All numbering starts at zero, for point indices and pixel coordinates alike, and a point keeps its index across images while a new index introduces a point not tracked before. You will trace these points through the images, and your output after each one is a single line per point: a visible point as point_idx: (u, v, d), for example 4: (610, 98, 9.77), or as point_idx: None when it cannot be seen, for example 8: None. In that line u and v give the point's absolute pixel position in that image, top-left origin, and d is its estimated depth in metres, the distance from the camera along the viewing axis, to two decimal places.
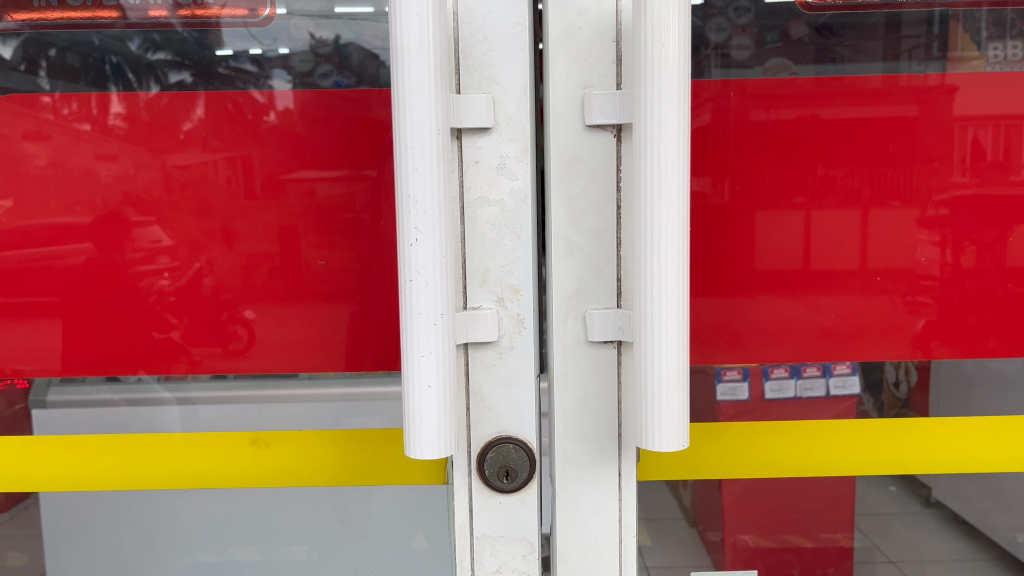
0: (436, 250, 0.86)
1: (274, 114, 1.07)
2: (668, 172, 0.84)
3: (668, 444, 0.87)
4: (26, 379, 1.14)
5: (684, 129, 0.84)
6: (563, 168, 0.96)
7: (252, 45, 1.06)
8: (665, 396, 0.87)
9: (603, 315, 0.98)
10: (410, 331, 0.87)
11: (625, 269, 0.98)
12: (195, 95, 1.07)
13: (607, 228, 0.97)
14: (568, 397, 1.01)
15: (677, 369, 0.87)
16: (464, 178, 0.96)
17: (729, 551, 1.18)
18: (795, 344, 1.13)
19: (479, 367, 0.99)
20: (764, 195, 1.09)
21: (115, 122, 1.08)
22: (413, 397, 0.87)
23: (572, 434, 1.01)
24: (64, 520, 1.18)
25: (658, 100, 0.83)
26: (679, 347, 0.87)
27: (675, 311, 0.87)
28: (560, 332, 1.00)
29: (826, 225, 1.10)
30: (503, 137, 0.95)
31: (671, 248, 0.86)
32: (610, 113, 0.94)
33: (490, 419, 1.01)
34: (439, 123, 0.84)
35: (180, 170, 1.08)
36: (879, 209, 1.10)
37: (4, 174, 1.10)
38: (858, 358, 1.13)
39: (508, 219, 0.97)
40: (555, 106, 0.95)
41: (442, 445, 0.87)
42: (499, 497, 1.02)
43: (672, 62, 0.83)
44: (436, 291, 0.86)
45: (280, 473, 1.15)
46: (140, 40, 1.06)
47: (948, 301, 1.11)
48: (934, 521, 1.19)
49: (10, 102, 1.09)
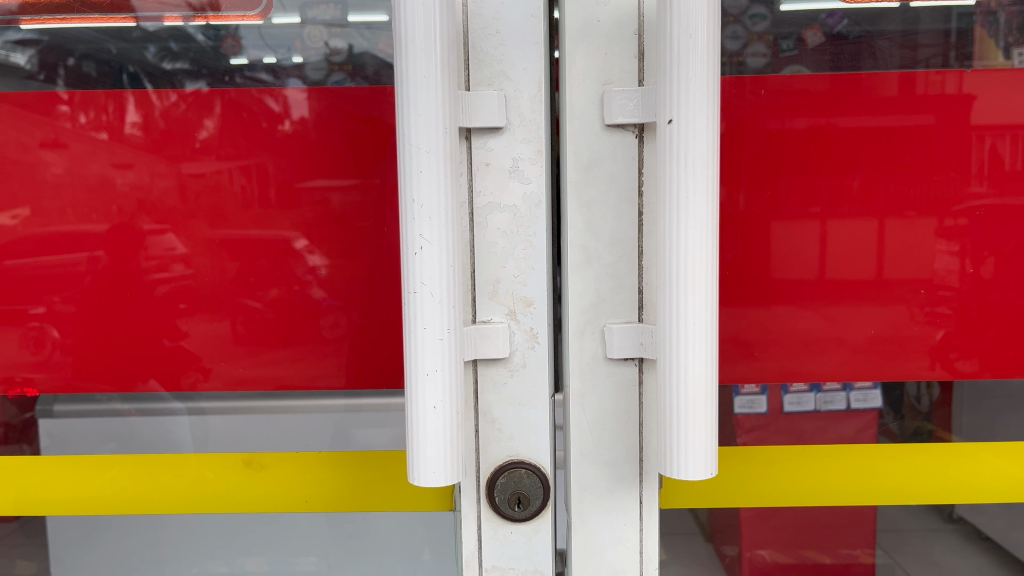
0: (439, 260, 0.83)
1: (288, 123, 1.06)
2: (696, 177, 0.82)
3: (696, 472, 0.85)
4: (35, 388, 1.13)
5: (712, 128, 0.82)
6: (580, 171, 0.94)
7: (267, 54, 1.05)
8: (692, 417, 0.84)
9: (622, 330, 0.96)
10: (413, 347, 0.85)
11: (647, 280, 0.96)
12: (211, 104, 1.06)
13: (628, 236, 0.95)
14: (587, 415, 0.98)
15: (705, 387, 0.85)
16: (474, 182, 0.94)
17: (746, 565, 1.16)
18: (814, 356, 1.10)
19: (489, 384, 0.97)
20: (781, 205, 1.07)
21: (131, 130, 1.07)
22: (417, 417, 0.85)
23: (586, 457, 0.99)
24: (72, 529, 1.17)
25: (682, 100, 0.81)
26: (707, 364, 0.85)
27: (703, 326, 0.84)
28: (577, 347, 0.97)
29: (842, 236, 1.07)
30: (516, 137, 0.93)
31: (697, 257, 0.83)
32: (632, 112, 0.92)
33: (502, 441, 0.99)
34: (446, 121, 0.82)
35: (194, 178, 1.07)
36: (895, 219, 1.07)
37: (20, 182, 1.09)
38: (879, 371, 1.10)
39: (521, 226, 0.95)
40: (572, 106, 0.93)
41: (446, 471, 0.85)
42: (511, 525, 1.00)
43: (701, 56, 0.80)
44: (441, 303, 0.84)
45: (288, 488, 1.13)
46: (157, 49, 1.05)
47: (966, 313, 1.09)
48: (955, 537, 1.16)
49: (27, 110, 1.08)
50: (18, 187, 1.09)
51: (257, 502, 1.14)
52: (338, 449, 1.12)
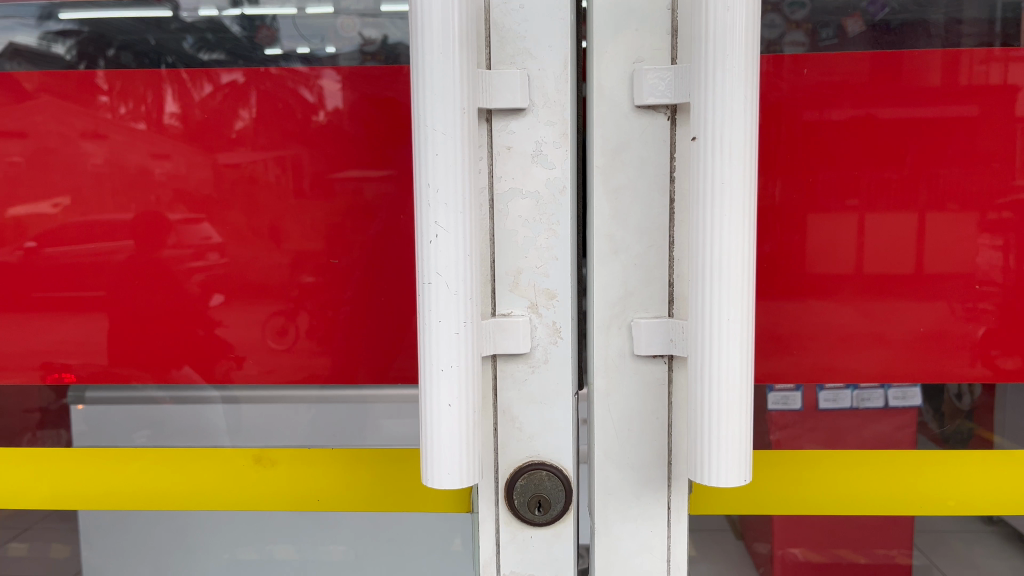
0: (456, 251, 0.82)
1: (323, 113, 1.05)
2: (732, 173, 0.80)
3: (728, 479, 0.83)
4: (73, 374, 1.14)
5: (750, 123, 0.80)
6: (607, 155, 0.92)
7: (302, 45, 1.04)
8: (724, 421, 0.82)
9: (649, 324, 0.94)
10: (428, 341, 0.84)
11: (676, 273, 0.93)
12: (248, 93, 1.06)
13: (657, 226, 0.93)
14: (614, 413, 0.96)
15: (739, 391, 0.83)
16: (494, 167, 0.92)
17: (777, 564, 1.14)
18: (850, 351, 1.07)
19: (509, 379, 0.96)
20: (817, 197, 1.04)
21: (170, 121, 1.07)
22: (432, 412, 0.84)
23: (612, 459, 0.97)
24: (107, 515, 1.18)
25: (718, 95, 0.79)
26: (741, 366, 0.83)
27: (738, 327, 0.82)
28: (602, 342, 0.96)
29: (880, 229, 1.04)
30: (538, 120, 0.92)
31: (732, 256, 0.81)
32: (663, 92, 0.89)
33: (521, 441, 0.97)
34: (464, 102, 0.81)
35: (230, 168, 1.07)
36: (936, 213, 1.03)
37: (61, 173, 1.09)
38: (918, 368, 1.07)
39: (543, 214, 0.93)
40: (601, 87, 0.92)
41: (462, 471, 0.84)
42: (530, 529, 0.99)
43: (740, 47, 0.78)
44: (457, 295, 0.83)
45: (314, 484, 1.13)
46: (195, 40, 1.06)
47: (1009, 310, 1.05)
48: (997, 539, 1.12)
49: (67, 101, 1.08)
50: (59, 177, 1.09)
51: (284, 498, 1.14)
52: (367, 440, 1.12)
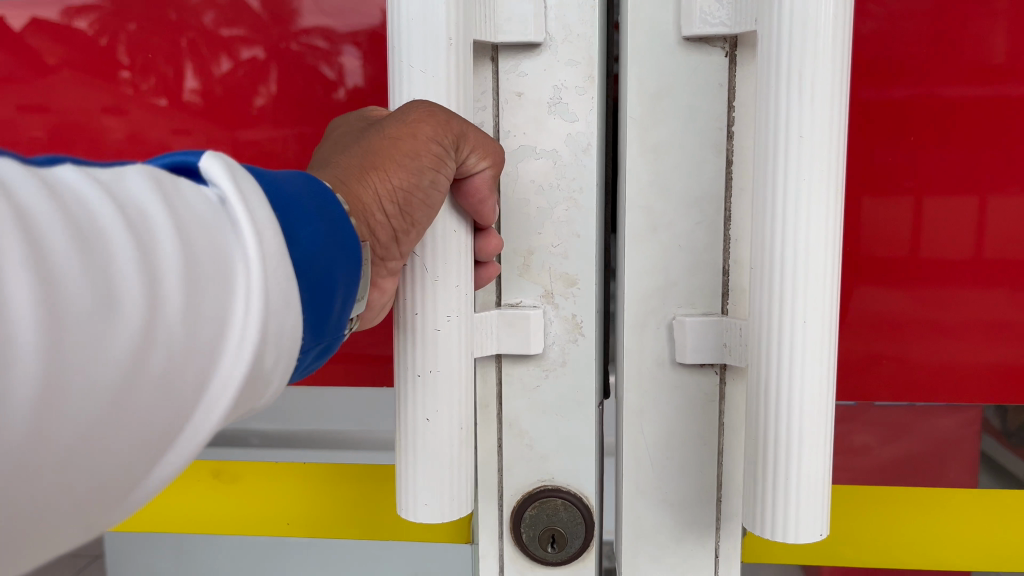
0: (449, 215, 0.75)
1: (344, 90, 1.00)
2: (814, 188, 0.69)
3: (806, 535, 0.73)
4: None
5: (839, 136, 0.69)
6: (648, 100, 0.86)
7: (321, 17, 0.99)
8: (803, 468, 0.73)
9: (698, 333, 0.88)
10: (406, 348, 0.76)
11: (733, 256, 0.88)
12: (268, 69, 1.01)
13: (708, 193, 0.87)
14: (652, 439, 0.93)
15: (819, 436, 0.73)
16: (501, 116, 0.88)
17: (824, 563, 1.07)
18: (901, 342, 0.98)
19: (517, 380, 0.93)
20: (869, 178, 0.96)
21: (190, 98, 1.02)
22: (409, 426, 0.78)
23: (647, 498, 0.94)
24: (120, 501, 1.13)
25: (800, 122, 0.69)
26: (823, 405, 0.73)
27: (819, 366, 0.72)
28: (637, 343, 0.92)
29: (936, 215, 0.95)
30: (559, 59, 0.86)
31: (814, 282, 0.70)
32: (718, 23, 0.82)
33: (535, 463, 0.95)
34: (451, 32, 0.73)
35: (249, 145, 1.03)
36: (997, 196, 0.94)
37: (82, 150, 1.04)
38: (974, 364, 0.97)
39: (561, 175, 0.88)
40: (636, 14, 0.85)
41: (449, 490, 0.78)
42: (543, 567, 0.98)
43: (826, 44, 0.67)
44: (438, 282, 0.75)
45: (333, 501, 1.08)
46: (214, 13, 1.00)
47: None
48: None
49: (84, 74, 1.03)
50: (78, 154, 1.05)
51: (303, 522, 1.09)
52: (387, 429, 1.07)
